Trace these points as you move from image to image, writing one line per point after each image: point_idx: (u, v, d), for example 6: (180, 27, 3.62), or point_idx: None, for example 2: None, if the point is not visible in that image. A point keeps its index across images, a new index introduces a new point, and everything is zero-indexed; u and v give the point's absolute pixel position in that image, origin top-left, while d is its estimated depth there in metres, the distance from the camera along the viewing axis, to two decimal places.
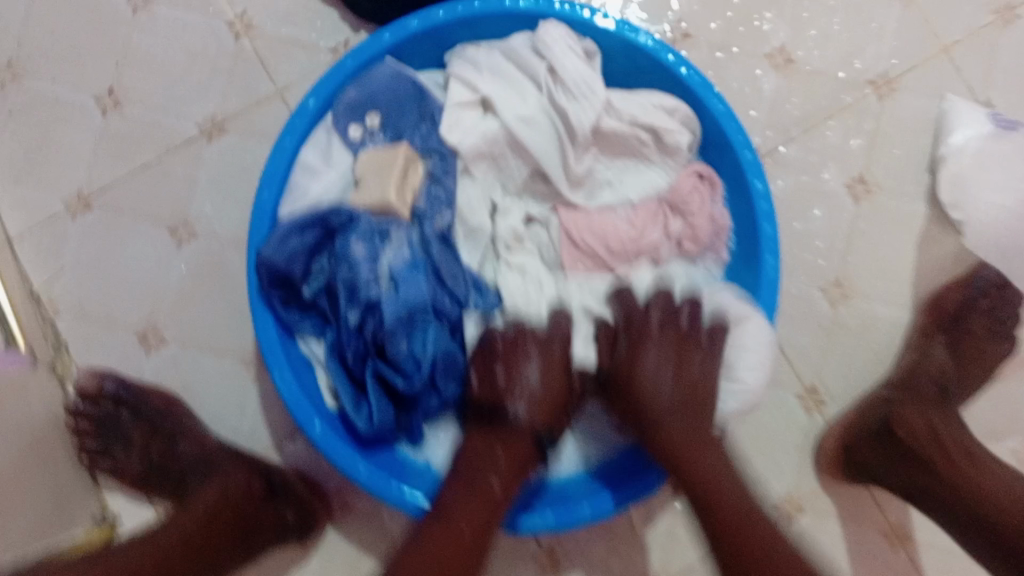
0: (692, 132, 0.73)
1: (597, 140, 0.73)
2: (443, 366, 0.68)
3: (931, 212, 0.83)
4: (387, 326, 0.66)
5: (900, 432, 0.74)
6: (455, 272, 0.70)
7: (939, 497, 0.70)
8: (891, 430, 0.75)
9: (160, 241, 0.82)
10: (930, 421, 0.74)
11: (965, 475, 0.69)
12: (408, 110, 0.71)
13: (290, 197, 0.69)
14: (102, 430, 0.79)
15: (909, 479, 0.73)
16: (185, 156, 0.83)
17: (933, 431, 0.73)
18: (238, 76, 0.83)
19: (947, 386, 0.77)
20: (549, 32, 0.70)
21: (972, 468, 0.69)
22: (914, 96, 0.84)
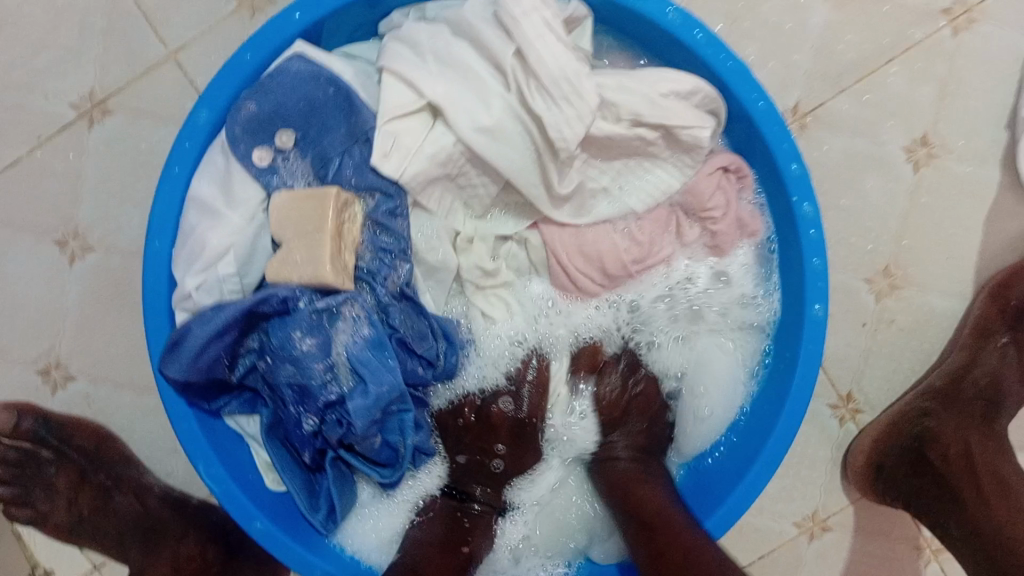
0: (714, 114, 0.54)
1: (588, 146, 0.53)
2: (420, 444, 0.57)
3: (1007, 179, 0.66)
4: (358, 432, 0.52)
5: (931, 455, 0.65)
6: (423, 330, 0.54)
7: (958, 537, 0.61)
8: (925, 451, 0.65)
9: (47, 256, 0.66)
10: (966, 443, 0.64)
11: (990, 516, 0.60)
12: (332, 124, 0.52)
13: (188, 254, 0.52)
14: (20, 476, 0.65)
15: (929, 511, 0.63)
16: (64, 146, 0.64)
17: (968, 457, 0.63)
18: (118, 38, 0.63)
19: (1001, 398, 0.66)
20: (519, 4, 0.49)
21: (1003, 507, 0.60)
22: (999, 29, 0.65)
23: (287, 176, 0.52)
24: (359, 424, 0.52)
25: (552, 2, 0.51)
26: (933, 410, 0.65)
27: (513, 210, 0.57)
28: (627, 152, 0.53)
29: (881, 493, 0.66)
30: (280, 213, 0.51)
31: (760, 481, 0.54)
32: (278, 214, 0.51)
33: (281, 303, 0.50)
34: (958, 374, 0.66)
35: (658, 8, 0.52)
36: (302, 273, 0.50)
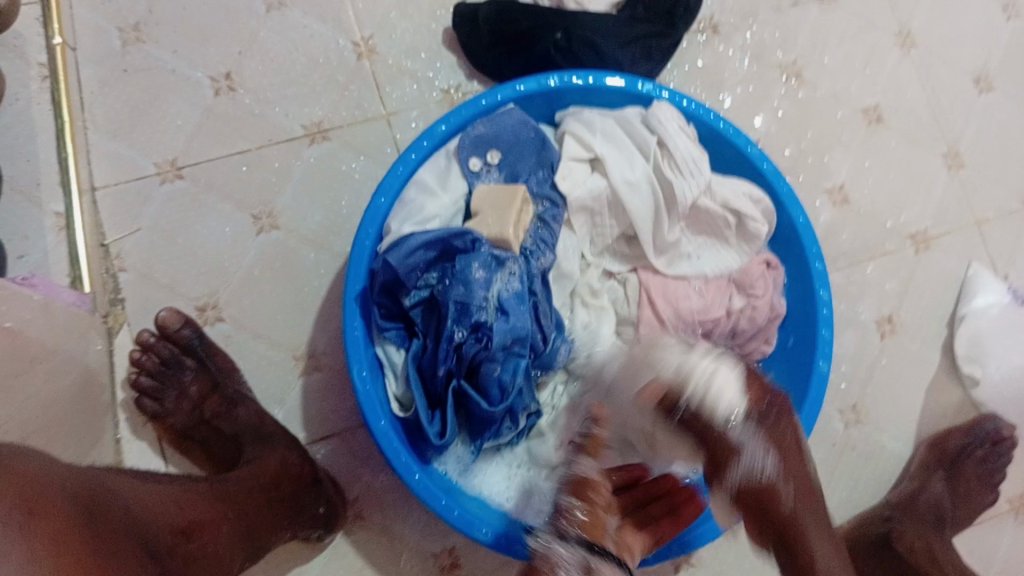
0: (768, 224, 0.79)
1: (688, 215, 0.78)
2: (520, 397, 0.73)
3: (944, 362, 0.90)
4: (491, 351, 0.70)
5: (900, 547, 0.80)
6: (548, 310, 0.75)
7: None
8: (893, 545, 0.81)
9: (240, 224, 0.84)
10: (927, 542, 0.81)
11: None
12: (528, 155, 0.76)
13: (399, 210, 0.73)
14: (163, 371, 0.79)
15: None
16: (283, 151, 0.86)
17: (931, 552, 0.80)
18: (351, 92, 0.88)
19: (942, 517, 0.84)
20: (663, 111, 0.76)
21: None
22: (946, 257, 0.92)
23: (487, 181, 0.76)
24: (495, 341, 0.71)
25: (683, 118, 0.77)
26: (893, 515, 0.83)
27: (619, 257, 0.81)
28: (711, 228, 0.78)
29: None
30: (481, 196, 0.74)
31: (797, 442, 0.74)
32: (482, 196, 0.74)
33: (469, 243, 0.71)
34: (913, 493, 0.85)
35: (745, 143, 0.78)
36: (489, 230, 0.72)
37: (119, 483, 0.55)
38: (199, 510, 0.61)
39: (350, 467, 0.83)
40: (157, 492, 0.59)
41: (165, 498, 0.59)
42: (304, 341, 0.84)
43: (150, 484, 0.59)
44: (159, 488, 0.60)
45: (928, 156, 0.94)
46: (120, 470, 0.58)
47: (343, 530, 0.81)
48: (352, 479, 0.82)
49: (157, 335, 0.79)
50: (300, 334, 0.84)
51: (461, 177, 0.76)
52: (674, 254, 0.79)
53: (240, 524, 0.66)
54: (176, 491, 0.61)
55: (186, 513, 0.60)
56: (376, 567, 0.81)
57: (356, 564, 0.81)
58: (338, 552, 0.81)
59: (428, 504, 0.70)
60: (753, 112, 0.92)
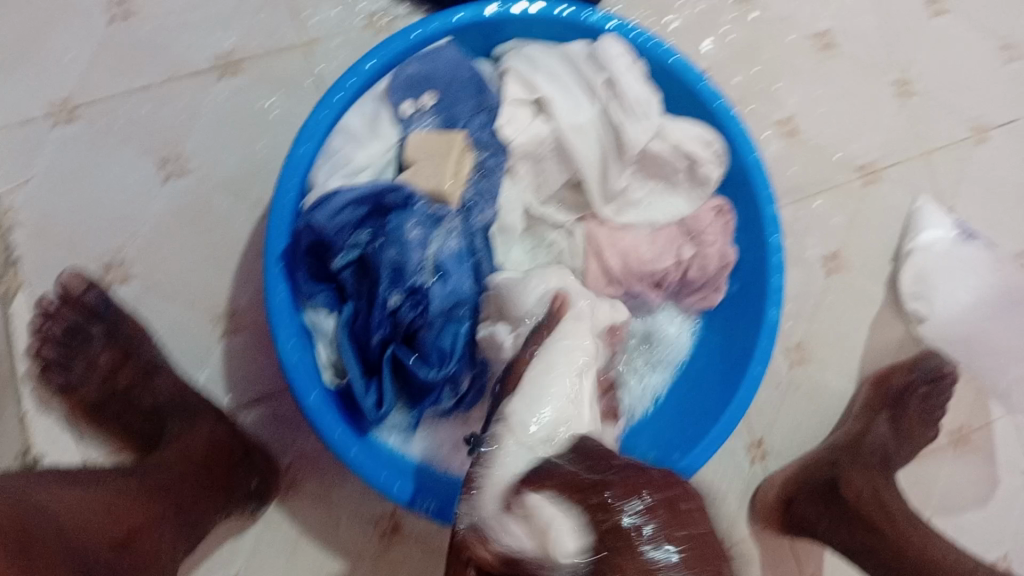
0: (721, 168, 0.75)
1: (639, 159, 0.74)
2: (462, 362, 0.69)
3: (889, 297, 0.89)
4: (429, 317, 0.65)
5: (845, 493, 0.78)
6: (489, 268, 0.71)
7: (879, 558, 0.75)
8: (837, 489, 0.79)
9: (145, 170, 0.77)
10: (873, 484, 0.79)
11: (907, 537, 0.74)
12: (465, 97, 0.71)
13: (326, 158, 0.68)
14: (68, 340, 0.72)
15: (848, 540, 0.77)
16: (190, 87, 0.78)
17: (878, 496, 0.78)
18: (262, 19, 0.79)
19: (889, 457, 0.83)
20: (610, 46, 0.70)
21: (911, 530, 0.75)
22: (893, 189, 0.90)
23: (421, 127, 0.70)
24: (433, 307, 0.65)
25: (632, 55, 0.71)
26: (840, 459, 0.82)
27: (565, 207, 0.76)
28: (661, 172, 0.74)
29: (787, 524, 0.82)
30: (416, 144, 0.69)
31: (747, 397, 0.71)
32: (417, 144, 0.69)
33: (402, 200, 0.66)
34: (859, 434, 0.84)
35: (695, 78, 0.73)
36: (426, 184, 0.68)
37: (44, 501, 0.53)
38: (141, 515, 0.59)
39: (282, 433, 0.77)
40: (88, 501, 0.56)
41: (98, 507, 0.56)
42: (224, 299, 0.77)
43: (81, 492, 0.56)
44: (92, 495, 0.57)
45: (878, 85, 0.90)
46: (46, 479, 0.56)
47: (277, 499, 0.76)
48: (286, 442, 0.77)
49: (60, 300, 0.72)
50: (218, 290, 0.77)
51: (393, 124, 0.70)
52: (622, 201, 0.75)
53: (183, 520, 0.63)
54: (110, 496, 0.58)
55: (124, 521, 0.57)
56: (316, 537, 0.77)
57: (293, 534, 0.76)
58: (272, 523, 0.76)
59: (368, 480, 0.65)
60: (700, 37, 0.87)
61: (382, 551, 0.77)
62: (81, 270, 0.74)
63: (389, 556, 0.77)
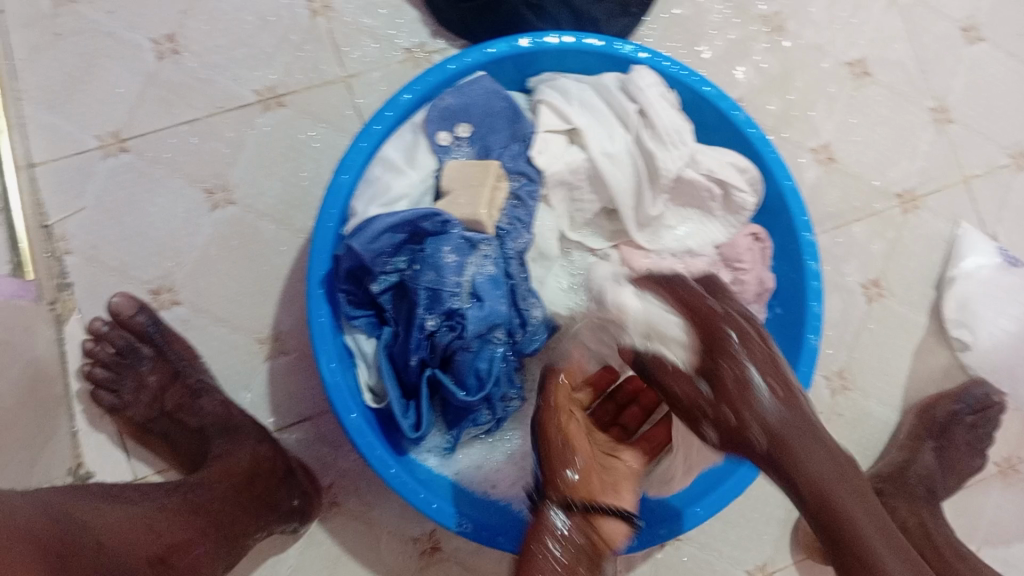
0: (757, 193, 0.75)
1: (672, 187, 0.74)
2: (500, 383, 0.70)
3: (931, 324, 0.88)
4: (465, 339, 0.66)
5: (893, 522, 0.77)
6: (528, 293, 0.71)
7: None
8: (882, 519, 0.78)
9: (193, 199, 0.79)
10: (919, 516, 0.78)
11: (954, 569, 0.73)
12: (499, 128, 0.73)
13: (366, 187, 0.69)
14: (120, 361, 0.75)
15: None
16: (236, 119, 0.80)
17: (924, 527, 0.77)
18: (305, 53, 0.82)
19: (932, 486, 0.82)
20: (642, 78, 0.72)
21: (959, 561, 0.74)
22: (933, 216, 0.89)
23: (457, 157, 0.72)
24: (469, 331, 0.66)
25: (664, 85, 0.73)
26: (885, 488, 0.81)
27: (601, 232, 0.77)
28: (696, 201, 0.74)
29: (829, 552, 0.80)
30: (451, 174, 0.70)
31: None
32: (452, 173, 0.70)
33: (440, 225, 0.66)
34: (902, 465, 0.82)
35: (729, 107, 0.74)
36: (462, 212, 0.68)
37: (87, 513, 0.54)
38: (183, 531, 0.60)
39: (323, 455, 0.78)
40: (127, 517, 0.57)
41: (138, 524, 0.57)
42: (268, 323, 0.79)
43: (125, 507, 0.57)
44: (134, 508, 0.58)
45: (915, 112, 0.90)
46: (91, 492, 0.57)
47: (319, 518, 0.77)
48: (328, 464, 0.78)
49: (110, 323, 0.75)
50: (262, 315, 0.79)
51: (430, 154, 0.72)
52: (658, 227, 0.76)
53: (220, 537, 0.64)
54: (150, 511, 0.59)
55: (163, 537, 0.58)
56: (357, 559, 0.77)
57: (333, 556, 0.77)
58: (314, 544, 0.77)
59: (406, 501, 0.65)
60: (733, 65, 0.88)
61: (421, 571, 0.78)
62: (130, 294, 0.76)
63: None
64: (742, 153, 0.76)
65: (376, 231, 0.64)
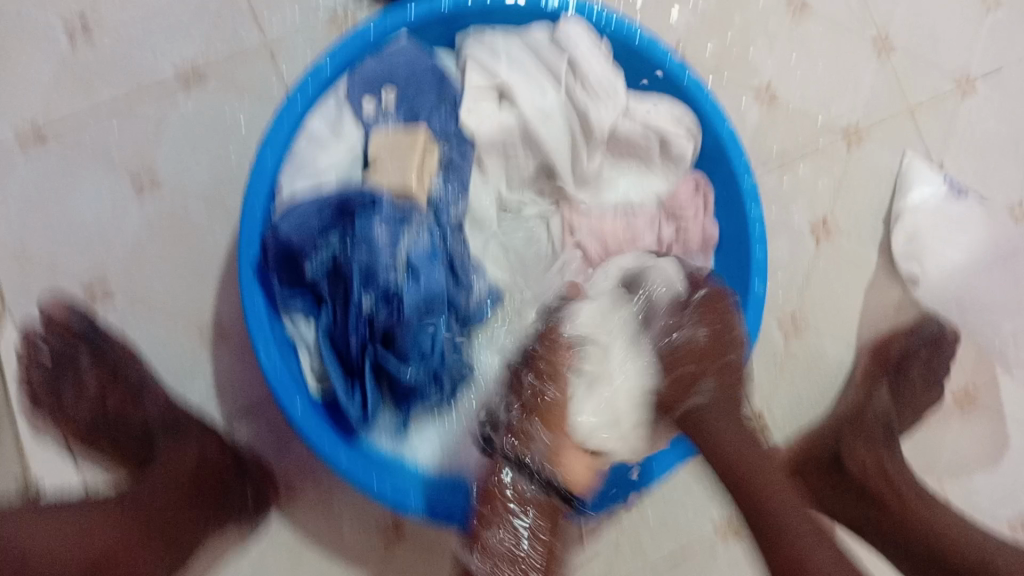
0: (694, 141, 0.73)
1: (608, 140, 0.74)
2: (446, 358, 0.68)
3: (881, 260, 0.87)
4: (405, 317, 0.64)
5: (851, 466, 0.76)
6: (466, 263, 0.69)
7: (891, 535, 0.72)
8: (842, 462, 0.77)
9: (120, 188, 0.77)
10: (878, 457, 0.77)
11: (917, 515, 0.72)
12: (426, 91, 0.70)
13: (293, 164, 0.67)
14: (55, 364, 0.72)
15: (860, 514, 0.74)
16: (157, 100, 0.78)
17: (883, 469, 0.76)
18: (223, 23, 0.79)
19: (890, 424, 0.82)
20: (570, 30, 0.70)
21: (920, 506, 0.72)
22: (879, 149, 0.88)
23: (385, 125, 0.70)
24: (406, 307, 0.65)
25: (593, 35, 0.71)
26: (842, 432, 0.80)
27: (540, 193, 0.76)
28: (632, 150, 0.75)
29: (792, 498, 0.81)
30: (379, 143, 0.68)
31: None
32: (381, 143, 0.68)
33: (367, 202, 0.65)
34: (859, 405, 0.82)
35: (662, 54, 0.71)
36: (392, 183, 0.67)
37: (5, 539, 0.54)
38: (122, 538, 0.59)
39: (275, 441, 0.77)
40: (55, 533, 0.57)
41: (66, 537, 0.57)
42: (207, 310, 0.77)
43: (55, 525, 0.58)
44: (67, 524, 0.58)
45: (858, 42, 0.88)
46: (21, 513, 0.58)
47: (276, 504, 0.76)
48: (281, 449, 0.77)
49: (44, 330, 0.73)
50: (200, 302, 0.77)
51: (357, 123, 0.70)
52: (599, 183, 0.75)
53: (167, 539, 0.62)
54: (85, 522, 0.59)
55: (95, 548, 0.57)
56: (319, 540, 0.77)
57: (295, 539, 0.77)
58: (273, 530, 0.76)
59: (357, 485, 0.64)
60: (669, 5, 0.85)
61: (384, 547, 0.78)
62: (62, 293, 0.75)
63: (394, 558, 0.77)
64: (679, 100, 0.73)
65: None
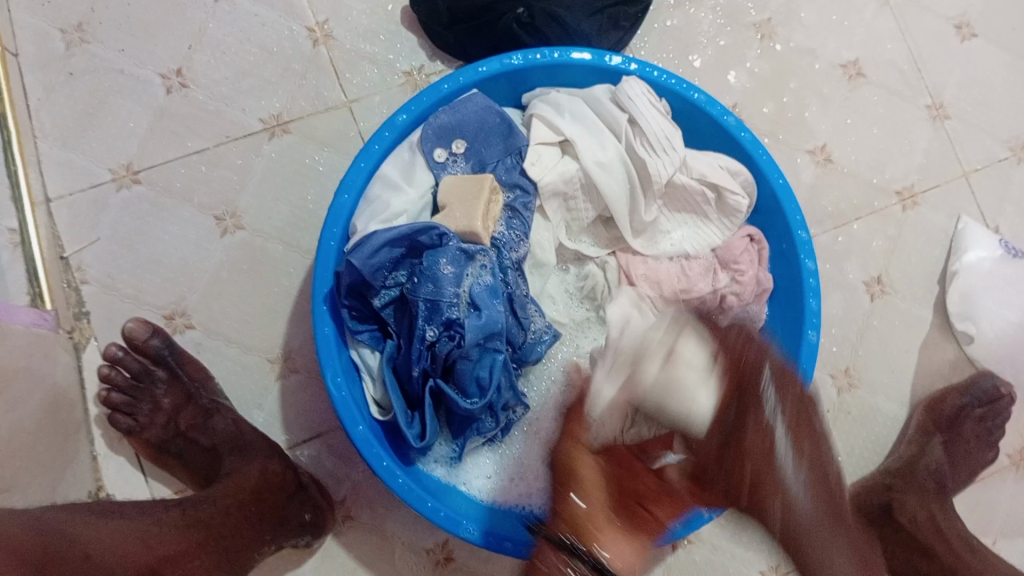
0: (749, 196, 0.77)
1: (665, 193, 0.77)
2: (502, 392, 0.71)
3: (936, 320, 0.88)
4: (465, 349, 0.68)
5: (901, 517, 0.77)
6: (525, 304, 0.73)
7: None
8: (892, 514, 0.77)
9: (202, 226, 0.82)
10: (931, 514, 0.78)
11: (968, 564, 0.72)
12: (494, 142, 0.75)
13: (365, 206, 0.70)
14: (134, 385, 0.77)
15: (908, 565, 0.75)
16: (243, 146, 0.83)
17: (936, 525, 0.77)
18: (308, 81, 0.85)
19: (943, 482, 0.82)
20: (632, 88, 0.74)
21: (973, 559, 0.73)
22: (934, 211, 0.90)
23: (454, 173, 0.74)
24: (467, 340, 0.67)
25: (653, 94, 0.75)
26: (894, 484, 0.80)
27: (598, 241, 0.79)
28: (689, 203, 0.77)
29: None
30: (448, 188, 0.72)
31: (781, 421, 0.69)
32: (449, 188, 0.72)
33: (436, 238, 0.68)
34: (913, 459, 0.83)
35: (720, 112, 0.75)
36: (457, 225, 0.70)
37: (81, 527, 0.57)
38: (180, 542, 0.62)
39: (332, 471, 0.80)
40: (121, 529, 0.59)
41: (128, 536, 0.59)
42: (278, 343, 0.81)
43: (123, 521, 0.60)
44: (133, 523, 0.61)
45: (912, 110, 0.91)
46: (86, 509, 0.59)
47: (333, 532, 0.79)
48: (339, 479, 0.80)
49: (125, 349, 0.76)
50: (271, 335, 0.81)
51: (427, 170, 0.74)
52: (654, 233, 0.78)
53: (218, 550, 0.65)
54: (145, 525, 0.61)
55: (157, 549, 0.60)
56: (371, 570, 0.79)
57: (349, 567, 0.79)
58: (328, 557, 0.79)
59: (414, 509, 0.66)
60: (725, 69, 0.89)
61: None
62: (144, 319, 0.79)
63: None
64: (735, 155, 0.77)
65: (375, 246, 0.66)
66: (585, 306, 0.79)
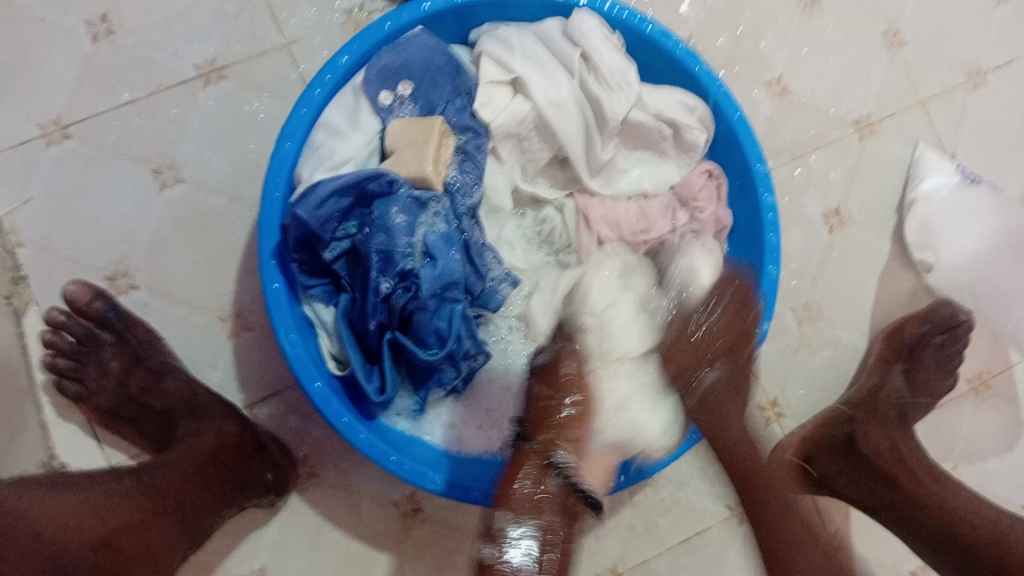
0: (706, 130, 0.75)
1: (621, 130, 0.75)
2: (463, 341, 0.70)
3: (895, 249, 0.88)
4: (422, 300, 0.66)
5: (866, 450, 0.77)
6: (482, 252, 0.71)
7: (904, 514, 0.73)
8: (858, 447, 0.77)
9: (141, 181, 0.78)
10: (893, 442, 0.78)
11: (930, 492, 0.73)
12: (442, 82, 0.71)
13: (310, 155, 0.67)
14: (79, 349, 0.74)
15: (874, 496, 0.75)
16: (179, 96, 0.79)
17: (897, 453, 0.77)
18: (242, 23, 0.80)
19: (905, 410, 0.82)
20: (584, 21, 0.71)
21: (935, 487, 0.73)
22: (891, 139, 0.89)
23: (402, 116, 0.71)
24: (424, 290, 0.66)
25: (606, 27, 0.72)
26: (857, 414, 0.80)
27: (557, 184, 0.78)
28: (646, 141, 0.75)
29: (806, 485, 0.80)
30: (397, 132, 0.69)
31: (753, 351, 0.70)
32: (397, 134, 0.70)
33: (385, 185, 0.66)
34: (875, 390, 0.82)
35: (672, 44, 0.72)
36: (410, 171, 0.68)
37: (25, 502, 0.55)
38: (136, 512, 0.60)
39: (292, 428, 0.78)
40: (72, 501, 0.57)
41: (80, 509, 0.57)
42: (227, 300, 0.78)
43: (73, 494, 0.58)
44: (83, 494, 0.59)
45: (868, 36, 0.89)
46: (33, 482, 0.57)
47: (297, 490, 0.77)
48: (300, 437, 0.78)
49: (68, 312, 0.74)
50: (220, 293, 0.78)
51: (373, 115, 0.71)
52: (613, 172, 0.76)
53: (178, 516, 0.63)
54: (97, 496, 0.59)
55: (110, 520, 0.58)
56: (338, 526, 0.78)
57: (315, 524, 0.78)
58: (293, 515, 0.77)
59: (378, 465, 0.64)
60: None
61: (404, 533, 0.79)
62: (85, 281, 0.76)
63: (411, 540, 0.79)
64: (691, 88, 0.74)
65: (323, 196, 0.64)
66: (544, 250, 0.78)
